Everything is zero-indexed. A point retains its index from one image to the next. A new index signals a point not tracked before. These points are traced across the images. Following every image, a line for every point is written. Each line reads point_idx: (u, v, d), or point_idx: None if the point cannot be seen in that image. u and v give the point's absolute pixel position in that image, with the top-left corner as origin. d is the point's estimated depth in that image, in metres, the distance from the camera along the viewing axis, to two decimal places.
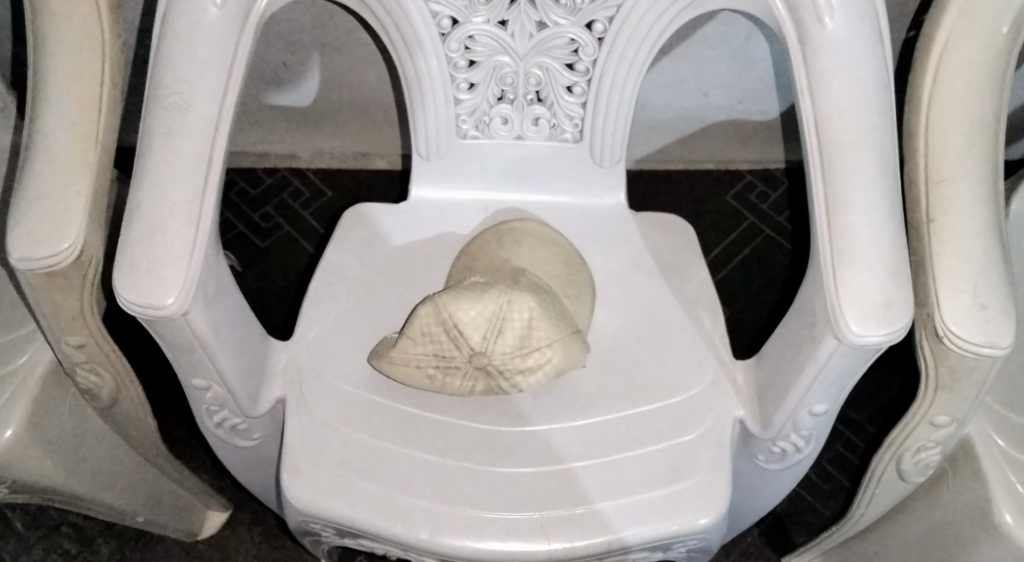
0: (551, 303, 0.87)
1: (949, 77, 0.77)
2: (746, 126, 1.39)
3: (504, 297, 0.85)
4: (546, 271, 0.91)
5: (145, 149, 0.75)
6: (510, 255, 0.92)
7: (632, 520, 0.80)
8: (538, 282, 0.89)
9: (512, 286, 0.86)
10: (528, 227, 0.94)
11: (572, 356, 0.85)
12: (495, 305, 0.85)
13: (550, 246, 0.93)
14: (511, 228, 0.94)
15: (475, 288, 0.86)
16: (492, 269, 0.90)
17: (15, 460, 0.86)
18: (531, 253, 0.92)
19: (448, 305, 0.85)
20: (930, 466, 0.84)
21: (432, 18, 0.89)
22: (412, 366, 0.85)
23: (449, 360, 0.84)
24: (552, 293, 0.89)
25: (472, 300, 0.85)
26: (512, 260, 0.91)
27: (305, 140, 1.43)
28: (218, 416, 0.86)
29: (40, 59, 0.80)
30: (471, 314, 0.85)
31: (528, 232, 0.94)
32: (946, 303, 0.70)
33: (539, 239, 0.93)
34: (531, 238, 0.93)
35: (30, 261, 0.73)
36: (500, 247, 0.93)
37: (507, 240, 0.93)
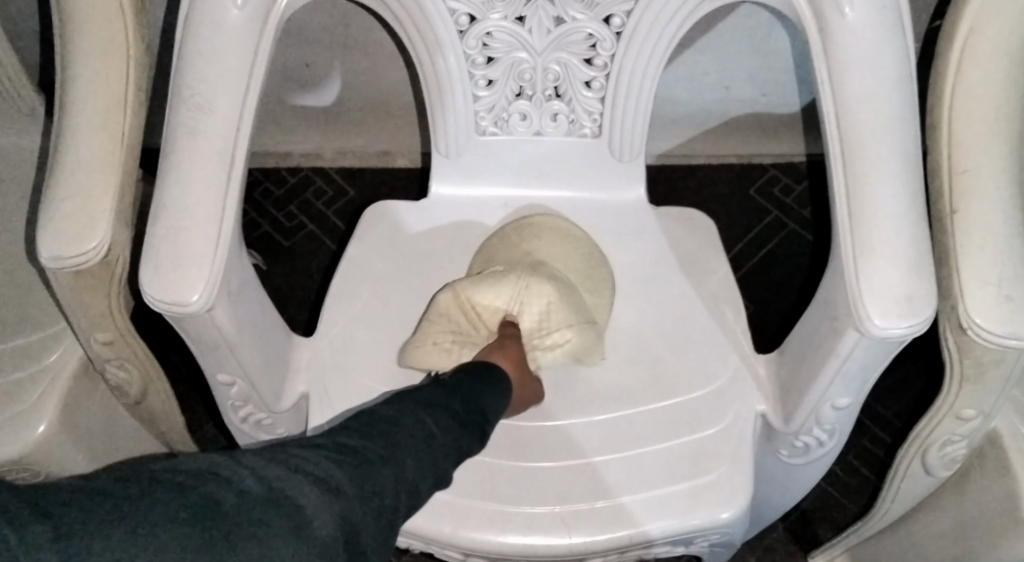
0: (569, 289, 0.88)
1: (973, 67, 0.76)
2: (768, 119, 1.38)
3: (522, 281, 0.86)
4: (564, 262, 0.91)
5: (169, 149, 0.76)
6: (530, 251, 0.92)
7: (653, 514, 0.80)
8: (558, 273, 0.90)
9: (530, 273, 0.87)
10: (549, 223, 0.94)
11: (589, 348, 0.86)
12: (512, 290, 0.86)
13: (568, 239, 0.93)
14: (530, 223, 0.94)
15: (496, 277, 0.88)
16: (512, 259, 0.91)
17: (48, 456, 0.87)
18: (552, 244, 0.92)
19: (469, 290, 0.87)
20: (955, 460, 0.83)
21: (450, 16, 0.89)
22: (432, 347, 0.85)
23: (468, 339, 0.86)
24: (570, 281, 0.90)
25: (492, 283, 0.87)
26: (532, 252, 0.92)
27: (327, 139, 1.44)
28: (244, 412, 0.87)
29: (68, 61, 0.81)
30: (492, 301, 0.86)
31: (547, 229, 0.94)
32: (971, 295, 0.70)
33: (560, 235, 0.93)
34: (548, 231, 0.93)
35: (60, 259, 0.74)
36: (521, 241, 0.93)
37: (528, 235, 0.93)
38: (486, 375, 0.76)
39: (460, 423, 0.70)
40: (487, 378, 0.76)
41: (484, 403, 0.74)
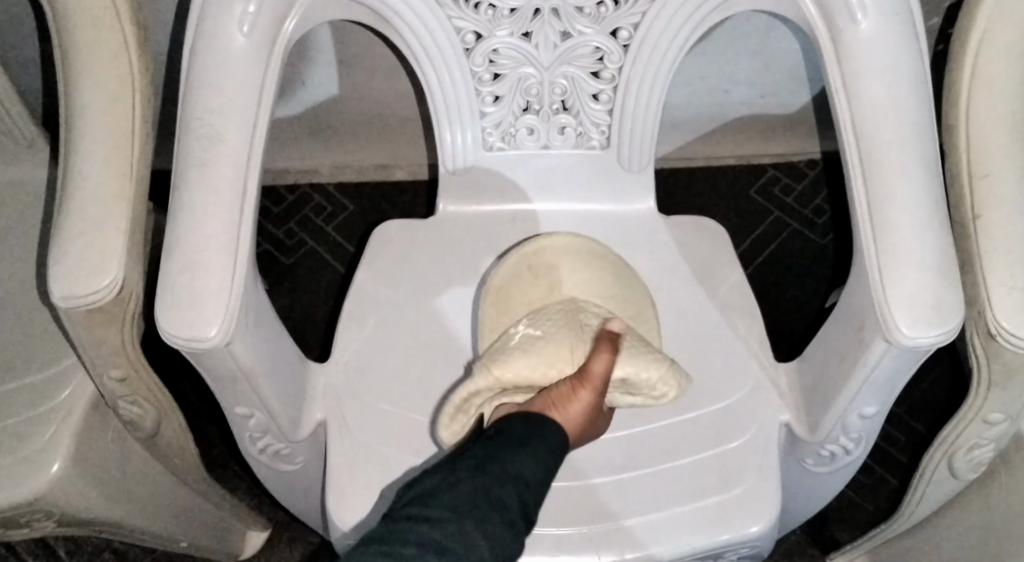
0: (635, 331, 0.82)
1: (988, 70, 0.75)
2: (770, 120, 1.37)
3: (556, 289, 0.86)
4: (600, 294, 0.86)
5: (180, 181, 0.75)
6: (552, 290, 0.86)
7: (681, 531, 0.79)
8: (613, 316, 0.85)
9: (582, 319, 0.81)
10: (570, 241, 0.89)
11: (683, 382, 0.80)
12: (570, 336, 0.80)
13: (597, 275, 0.87)
14: (544, 252, 0.89)
15: (529, 351, 0.78)
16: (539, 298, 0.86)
17: (63, 494, 0.86)
18: (581, 279, 0.87)
19: (498, 365, 0.77)
20: (982, 463, 0.83)
21: (457, 34, 0.88)
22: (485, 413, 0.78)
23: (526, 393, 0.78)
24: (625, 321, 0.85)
25: (529, 356, 0.77)
26: (556, 290, 0.86)
27: (328, 156, 1.43)
28: (262, 442, 0.85)
29: (71, 93, 0.80)
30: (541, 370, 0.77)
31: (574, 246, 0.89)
32: (998, 301, 0.69)
33: (585, 262, 0.88)
34: (582, 269, 0.87)
35: (73, 297, 0.73)
36: (540, 264, 0.88)
37: (551, 270, 0.87)
38: (542, 443, 0.67)
39: (513, 528, 0.63)
40: (540, 442, 0.67)
41: (529, 483, 0.65)
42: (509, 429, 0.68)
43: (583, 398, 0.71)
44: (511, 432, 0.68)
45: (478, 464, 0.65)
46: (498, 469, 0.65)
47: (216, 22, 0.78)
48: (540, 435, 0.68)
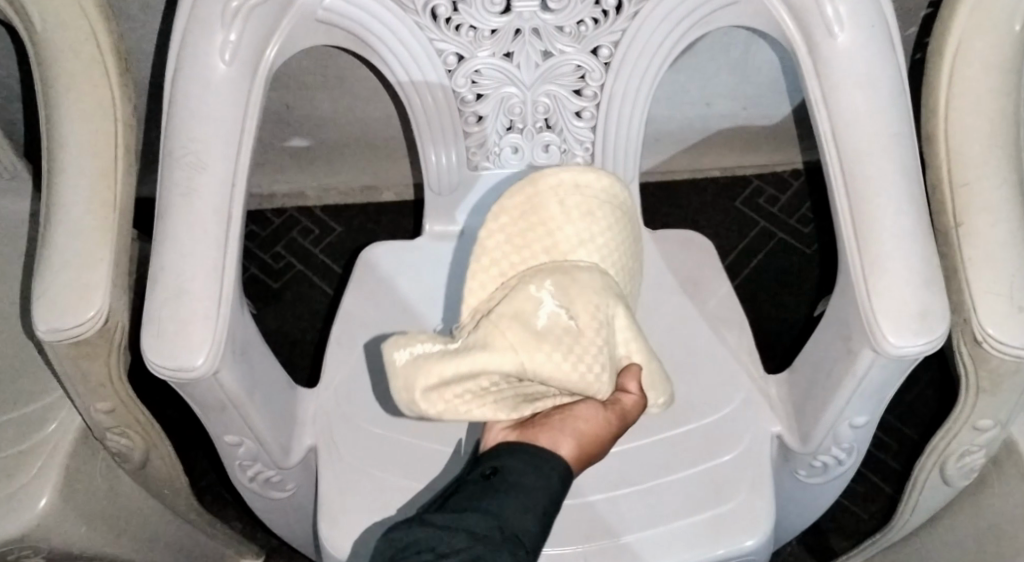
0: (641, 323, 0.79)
1: (964, 78, 0.76)
2: (753, 131, 1.38)
3: (587, 230, 0.78)
4: (618, 266, 0.80)
5: (165, 210, 0.75)
6: (574, 239, 0.78)
7: (674, 548, 0.79)
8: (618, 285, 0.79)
9: (608, 303, 0.75)
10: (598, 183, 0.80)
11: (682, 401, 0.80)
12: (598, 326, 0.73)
13: (618, 236, 0.80)
14: (584, 186, 0.79)
15: (557, 344, 0.71)
16: (564, 245, 0.77)
17: (51, 530, 0.84)
18: (605, 241, 0.79)
19: (525, 354, 0.70)
20: (973, 470, 0.83)
21: (438, 56, 0.88)
22: (477, 403, 0.70)
23: (527, 391, 0.72)
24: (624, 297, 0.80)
25: (558, 351, 0.71)
26: (583, 241, 0.78)
27: (314, 179, 1.43)
28: (252, 470, 0.85)
29: (53, 124, 0.80)
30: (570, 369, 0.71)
31: (596, 191, 0.80)
32: (982, 308, 0.70)
33: (616, 218, 0.80)
34: (608, 232, 0.79)
35: (57, 331, 0.73)
36: (567, 206, 0.78)
37: (581, 219, 0.78)
38: (548, 485, 0.65)
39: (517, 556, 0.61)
40: (536, 495, 0.64)
41: (522, 543, 0.62)
42: (512, 471, 0.65)
43: (612, 429, 0.72)
44: (512, 476, 0.65)
45: (467, 525, 0.61)
46: (492, 525, 0.61)
47: (197, 52, 0.78)
48: (534, 488, 0.64)
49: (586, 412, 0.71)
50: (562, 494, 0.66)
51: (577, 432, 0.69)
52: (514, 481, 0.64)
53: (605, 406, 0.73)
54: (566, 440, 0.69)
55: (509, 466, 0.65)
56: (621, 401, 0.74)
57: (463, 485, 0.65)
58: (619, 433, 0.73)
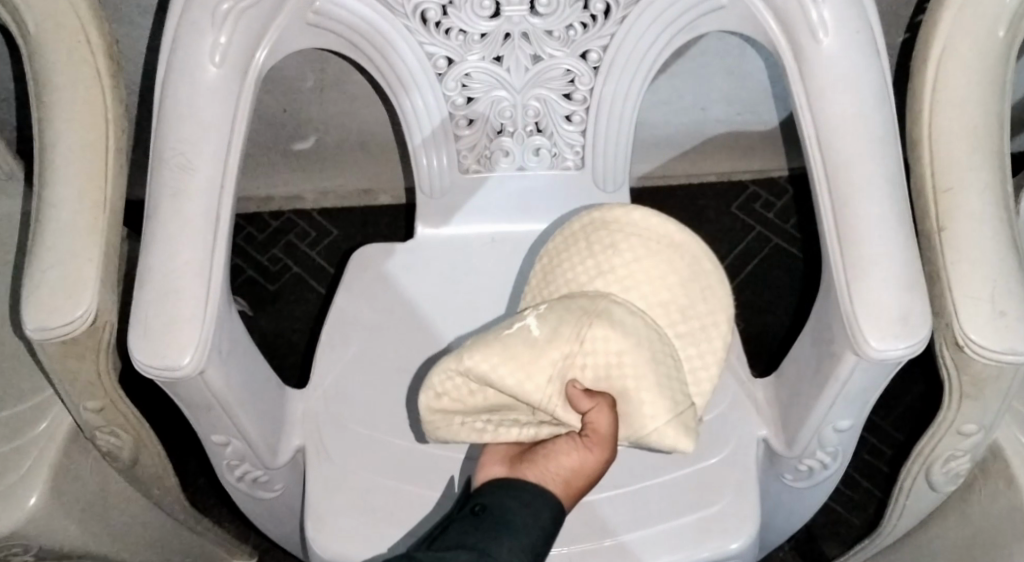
0: (654, 354, 0.70)
1: (948, 85, 0.77)
2: (748, 137, 1.39)
3: (606, 257, 0.76)
4: (648, 298, 0.74)
5: (154, 210, 0.75)
6: (594, 272, 0.76)
7: (659, 549, 0.79)
8: (644, 318, 0.73)
9: (584, 320, 0.70)
10: (646, 222, 0.77)
11: (685, 442, 0.68)
12: (564, 343, 0.69)
13: (650, 270, 0.75)
14: (615, 222, 0.77)
15: (511, 353, 0.68)
16: (583, 280, 0.76)
17: (40, 528, 0.85)
18: (631, 267, 0.75)
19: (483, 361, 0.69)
20: (959, 475, 0.83)
21: (428, 60, 0.89)
22: (449, 420, 0.72)
23: (502, 412, 0.71)
24: (660, 333, 0.73)
25: (513, 360, 0.68)
26: (600, 271, 0.75)
27: (309, 181, 1.44)
28: (240, 470, 0.85)
29: (45, 125, 0.81)
30: (522, 381, 0.68)
31: (653, 236, 0.76)
32: (964, 312, 0.70)
33: (653, 251, 0.75)
34: (641, 260, 0.75)
35: (45, 329, 0.73)
36: (596, 240, 0.77)
37: (605, 251, 0.76)
38: (534, 518, 0.63)
39: None
40: (521, 529, 0.62)
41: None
42: (496, 506, 0.63)
43: (596, 461, 0.67)
44: (497, 513, 0.63)
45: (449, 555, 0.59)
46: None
47: (187, 53, 0.78)
48: (518, 523, 0.62)
49: (562, 446, 0.67)
50: (550, 533, 0.63)
51: (557, 469, 0.66)
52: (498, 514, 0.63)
53: (581, 436, 0.68)
54: (549, 477, 0.66)
55: (493, 501, 0.64)
56: (592, 424, 0.68)
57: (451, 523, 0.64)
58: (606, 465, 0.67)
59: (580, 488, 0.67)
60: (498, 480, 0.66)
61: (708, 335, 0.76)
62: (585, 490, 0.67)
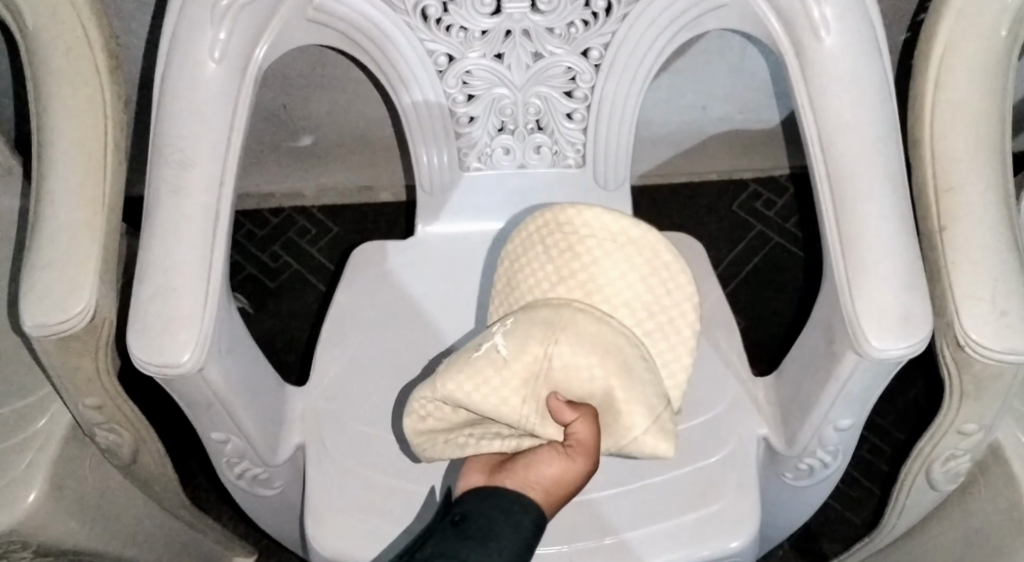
0: (627, 359, 0.70)
1: (950, 84, 0.77)
2: (748, 135, 1.38)
3: (565, 262, 0.75)
4: (609, 299, 0.73)
5: (154, 206, 0.75)
6: (556, 278, 0.75)
7: (660, 548, 0.79)
8: (605, 319, 0.72)
9: (552, 336, 0.70)
10: (601, 220, 0.75)
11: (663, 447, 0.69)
12: (532, 359, 0.70)
13: (616, 269, 0.74)
14: (567, 225, 0.76)
15: (478, 376, 0.69)
16: (547, 283, 0.76)
17: (39, 525, 0.85)
18: (609, 264, 0.74)
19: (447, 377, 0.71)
20: (960, 474, 0.83)
21: (429, 57, 0.89)
22: (438, 439, 0.73)
23: (484, 426, 0.72)
24: (627, 333, 0.72)
25: (481, 384, 0.69)
26: (561, 278, 0.75)
27: (309, 178, 1.43)
28: (240, 467, 0.85)
29: (44, 122, 0.80)
30: (493, 402, 0.69)
31: (609, 235, 0.74)
32: (966, 312, 0.70)
33: (618, 249, 0.74)
34: (610, 256, 0.74)
35: (45, 326, 0.73)
36: (557, 240, 0.76)
37: (572, 248, 0.75)
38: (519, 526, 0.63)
39: None
40: (505, 536, 0.62)
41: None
42: (476, 515, 0.63)
43: (577, 470, 0.67)
44: (478, 521, 0.63)
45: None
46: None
47: (187, 49, 0.78)
48: (499, 532, 0.62)
49: (544, 456, 0.68)
50: (531, 540, 0.63)
51: (537, 477, 0.67)
52: (480, 522, 0.63)
53: (563, 445, 0.68)
54: (529, 485, 0.66)
55: (476, 510, 0.64)
56: (574, 434, 0.68)
57: (433, 535, 0.64)
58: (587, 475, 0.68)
59: (561, 496, 0.67)
60: (479, 488, 0.66)
61: (676, 330, 0.75)
62: (566, 498, 0.67)
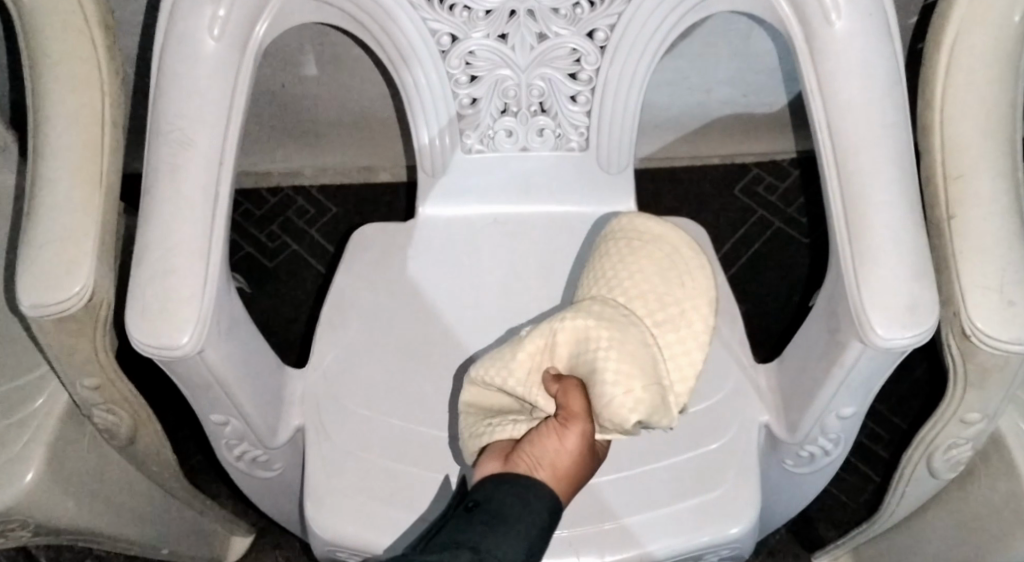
0: (622, 336, 0.69)
1: (960, 71, 0.76)
2: (752, 118, 1.37)
3: (605, 268, 0.77)
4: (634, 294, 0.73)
5: (152, 186, 0.74)
6: (593, 284, 0.77)
7: (660, 533, 0.79)
8: (620, 309, 0.72)
9: (561, 315, 0.72)
10: (633, 224, 0.79)
11: (616, 416, 0.66)
12: (540, 335, 0.71)
13: (633, 267, 0.75)
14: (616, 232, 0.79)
15: (497, 357, 0.72)
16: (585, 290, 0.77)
17: (37, 505, 0.85)
18: (616, 274, 0.75)
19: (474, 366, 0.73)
20: (961, 462, 0.83)
21: (432, 36, 0.88)
22: (473, 435, 0.72)
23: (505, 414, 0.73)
24: (638, 322, 0.71)
25: (492, 366, 0.72)
26: (598, 283, 0.76)
27: (308, 158, 1.42)
28: (238, 449, 0.84)
29: (40, 99, 0.79)
30: (503, 377, 0.71)
31: (638, 235, 0.78)
32: (971, 302, 0.70)
33: (634, 251, 0.76)
34: (623, 262, 0.76)
35: (42, 307, 0.73)
36: (597, 254, 0.79)
37: (599, 263, 0.78)
38: (531, 511, 0.63)
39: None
40: (517, 520, 0.62)
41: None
42: (491, 500, 0.63)
43: (577, 440, 0.67)
44: (491, 505, 0.62)
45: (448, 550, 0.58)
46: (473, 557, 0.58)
47: (186, 26, 0.77)
48: (514, 517, 0.62)
49: (541, 432, 0.67)
50: (546, 522, 0.63)
51: (543, 455, 0.66)
52: (491, 508, 0.62)
53: (557, 419, 0.68)
54: (538, 465, 0.65)
55: (486, 497, 0.63)
56: (567, 405, 0.68)
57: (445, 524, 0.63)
58: (587, 441, 0.67)
59: (570, 470, 0.66)
60: (491, 476, 0.65)
61: (687, 320, 0.73)
62: (578, 472, 0.67)
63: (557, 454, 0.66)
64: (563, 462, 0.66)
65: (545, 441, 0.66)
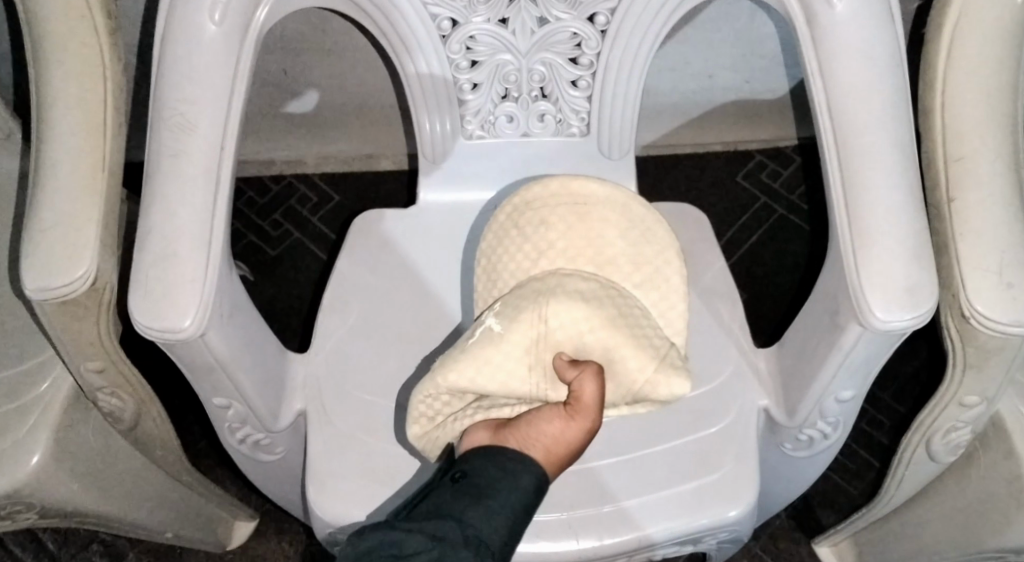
0: (625, 312, 0.74)
1: (963, 53, 0.76)
2: (755, 105, 1.37)
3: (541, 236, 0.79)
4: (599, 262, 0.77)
5: (155, 170, 0.75)
6: (535, 255, 0.78)
7: (659, 516, 0.79)
8: (599, 282, 0.75)
9: (545, 297, 0.73)
10: (599, 195, 0.79)
11: (668, 387, 0.72)
12: (531, 331, 0.72)
13: (587, 232, 0.78)
14: (536, 202, 0.80)
15: (481, 358, 0.71)
16: (527, 264, 0.78)
17: (43, 488, 0.85)
18: (568, 241, 0.78)
19: (440, 371, 0.72)
20: (959, 446, 0.84)
21: (432, 20, 0.88)
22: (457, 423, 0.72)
23: (480, 401, 0.72)
24: (617, 289, 0.76)
25: (482, 366, 0.71)
26: (543, 253, 0.78)
27: (310, 145, 1.42)
28: (241, 433, 0.85)
29: (43, 83, 0.80)
30: (499, 377, 0.71)
31: (576, 198, 0.79)
32: (971, 284, 0.70)
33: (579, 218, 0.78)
34: (561, 226, 0.78)
35: (46, 290, 0.73)
36: (526, 224, 0.80)
37: (537, 231, 0.79)
38: (518, 487, 0.63)
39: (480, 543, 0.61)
40: (502, 497, 0.63)
41: (487, 546, 0.61)
42: (481, 474, 0.64)
43: (577, 433, 0.67)
44: (478, 478, 0.64)
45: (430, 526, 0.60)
46: (456, 531, 0.60)
47: (188, 11, 0.77)
48: (501, 493, 0.63)
49: (545, 414, 0.68)
50: (532, 499, 0.64)
51: (540, 435, 0.67)
52: (477, 481, 0.63)
53: (565, 405, 0.68)
54: (531, 443, 0.66)
55: (475, 470, 0.64)
56: (579, 396, 0.68)
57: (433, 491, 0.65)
58: (587, 436, 0.68)
59: (562, 458, 0.67)
60: (481, 447, 0.66)
61: (662, 276, 0.79)
62: (569, 460, 0.68)
63: (554, 440, 0.67)
64: (559, 450, 0.67)
65: (548, 427, 0.67)
